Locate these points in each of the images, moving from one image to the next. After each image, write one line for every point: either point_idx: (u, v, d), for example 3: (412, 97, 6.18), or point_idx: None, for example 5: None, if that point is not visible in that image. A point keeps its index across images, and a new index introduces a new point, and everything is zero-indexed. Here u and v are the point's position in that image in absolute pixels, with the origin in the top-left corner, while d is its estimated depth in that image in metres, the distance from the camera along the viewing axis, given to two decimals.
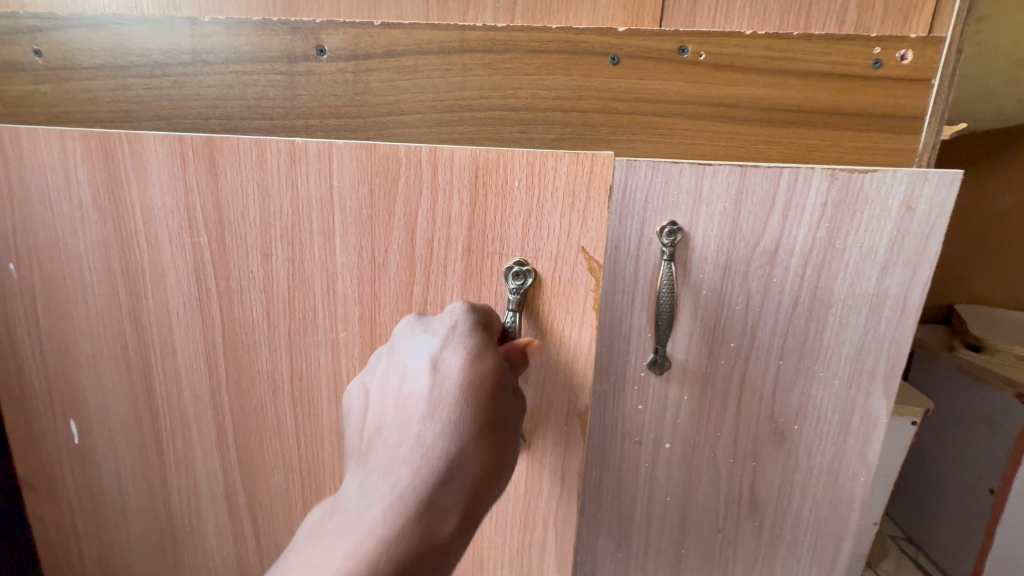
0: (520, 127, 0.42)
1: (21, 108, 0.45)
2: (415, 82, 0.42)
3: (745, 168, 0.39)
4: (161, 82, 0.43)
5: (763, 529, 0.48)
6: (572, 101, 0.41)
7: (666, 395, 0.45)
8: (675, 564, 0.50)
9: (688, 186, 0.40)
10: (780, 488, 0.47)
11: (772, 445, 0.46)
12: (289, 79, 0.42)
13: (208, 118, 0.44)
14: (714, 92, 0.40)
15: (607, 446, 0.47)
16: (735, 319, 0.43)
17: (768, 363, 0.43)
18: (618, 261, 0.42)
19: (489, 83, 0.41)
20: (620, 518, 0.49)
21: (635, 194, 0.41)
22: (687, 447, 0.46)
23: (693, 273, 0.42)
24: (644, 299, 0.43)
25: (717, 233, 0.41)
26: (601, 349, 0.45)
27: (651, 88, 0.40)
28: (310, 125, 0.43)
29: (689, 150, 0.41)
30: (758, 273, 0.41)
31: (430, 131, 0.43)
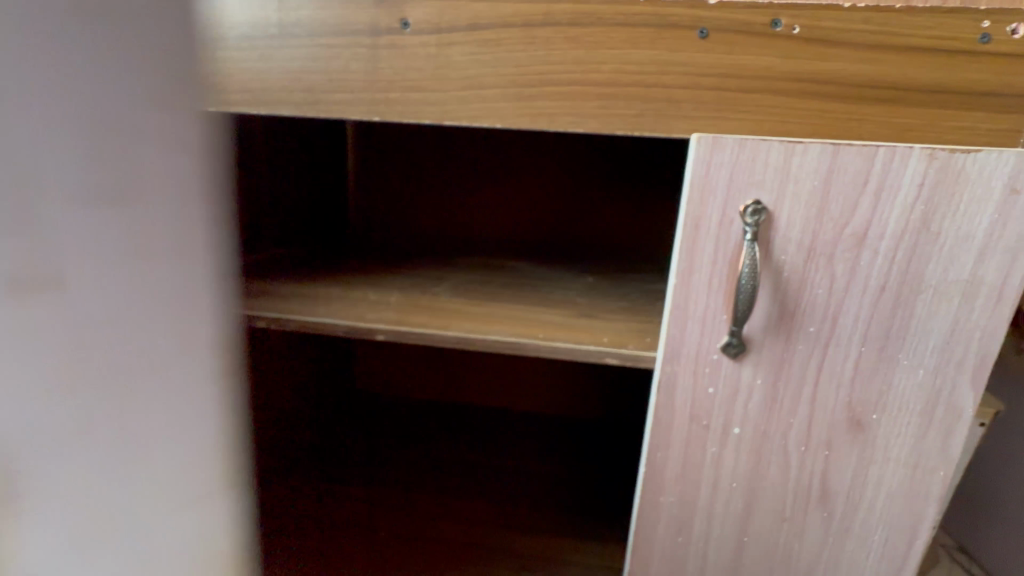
0: (600, 102, 0.41)
1: None
2: (497, 56, 0.41)
3: (838, 146, 0.38)
4: (248, 56, 0.44)
5: (832, 521, 0.47)
6: (656, 76, 0.40)
7: (738, 378, 0.44)
8: (737, 552, 0.49)
9: (775, 164, 0.39)
10: (853, 480, 0.46)
11: (847, 435, 0.44)
12: (372, 52, 0.43)
13: (293, 91, 0.45)
14: (807, 68, 0.39)
15: (673, 429, 0.47)
16: (816, 303, 0.41)
17: (849, 350, 0.42)
18: (697, 241, 0.41)
19: (571, 57, 0.41)
20: (682, 503, 0.49)
21: (719, 172, 0.40)
22: (757, 433, 0.46)
23: (775, 255, 0.41)
24: (722, 280, 0.42)
25: (803, 213, 0.40)
26: (674, 331, 0.44)
27: (740, 63, 0.39)
28: (391, 99, 0.44)
29: (777, 127, 0.40)
30: (845, 256, 0.40)
31: (509, 106, 0.42)
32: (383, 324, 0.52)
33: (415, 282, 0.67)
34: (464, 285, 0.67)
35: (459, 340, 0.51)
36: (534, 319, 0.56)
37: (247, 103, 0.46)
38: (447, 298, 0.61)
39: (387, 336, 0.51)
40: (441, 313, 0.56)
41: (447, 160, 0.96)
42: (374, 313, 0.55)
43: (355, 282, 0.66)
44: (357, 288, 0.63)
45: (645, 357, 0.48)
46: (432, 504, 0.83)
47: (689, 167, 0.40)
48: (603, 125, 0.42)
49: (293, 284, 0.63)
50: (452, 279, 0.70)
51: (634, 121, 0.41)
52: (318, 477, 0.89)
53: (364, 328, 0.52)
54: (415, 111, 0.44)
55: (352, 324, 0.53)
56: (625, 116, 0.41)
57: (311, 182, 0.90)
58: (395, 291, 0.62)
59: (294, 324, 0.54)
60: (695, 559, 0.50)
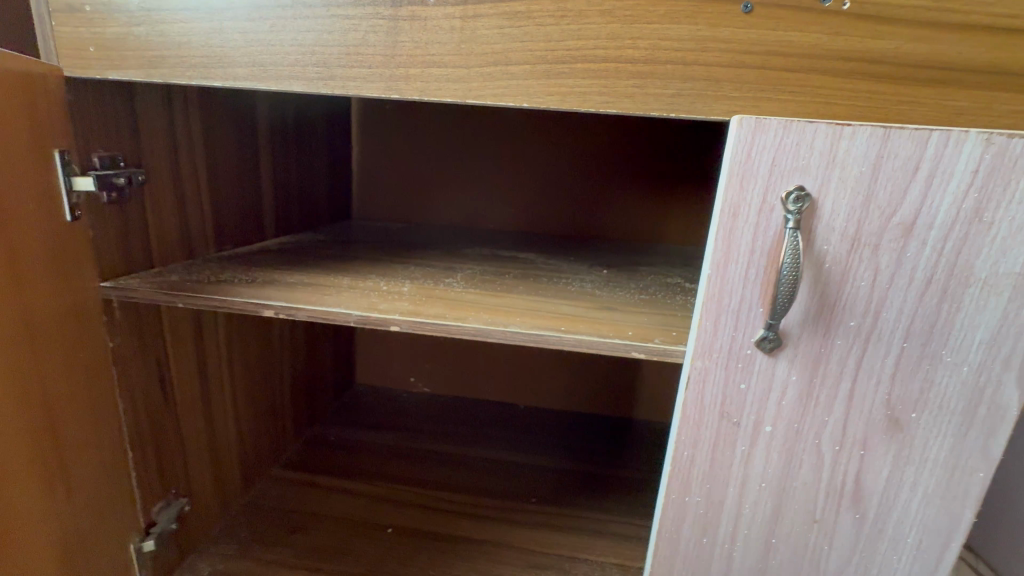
0: (636, 81, 0.39)
1: (113, 51, 0.44)
2: (526, 29, 0.39)
3: (889, 129, 0.36)
4: (258, 27, 0.42)
5: (865, 523, 0.45)
6: (696, 53, 0.38)
7: (772, 375, 0.42)
8: (764, 553, 0.48)
9: (821, 148, 0.37)
10: (887, 481, 0.44)
11: (884, 434, 0.43)
12: (393, 25, 0.40)
13: (306, 65, 0.42)
14: (856, 46, 0.37)
15: (702, 427, 0.45)
16: (858, 296, 0.39)
17: (890, 345, 0.40)
18: (734, 229, 0.39)
19: (605, 32, 0.38)
20: (709, 502, 0.47)
21: (761, 156, 0.37)
22: (790, 431, 0.44)
23: (816, 245, 0.39)
24: (759, 271, 0.40)
25: (849, 201, 0.38)
26: (706, 324, 0.42)
27: (786, 40, 0.37)
28: (412, 75, 0.41)
29: (821, 109, 0.38)
30: (891, 247, 0.38)
31: (537, 84, 0.40)
32: (397, 315, 0.50)
33: (426, 273, 0.65)
34: (476, 276, 0.65)
35: (478, 332, 0.48)
36: (554, 311, 0.54)
37: (256, 78, 0.43)
38: (461, 290, 0.59)
39: (402, 327, 0.49)
40: (456, 304, 0.54)
41: (455, 149, 0.94)
42: (387, 304, 0.52)
43: (364, 271, 0.64)
44: (367, 278, 0.61)
45: (673, 350, 0.46)
46: (439, 501, 0.82)
47: (729, 150, 0.38)
48: (637, 104, 0.40)
49: (300, 273, 0.61)
50: (464, 271, 0.67)
51: (670, 101, 0.39)
52: (321, 473, 0.87)
53: (378, 319, 0.49)
54: (437, 88, 0.41)
55: (364, 314, 0.50)
56: (661, 96, 0.39)
57: (316, 169, 0.87)
58: (406, 282, 0.60)
59: (304, 315, 0.50)
60: (720, 560, 0.48)
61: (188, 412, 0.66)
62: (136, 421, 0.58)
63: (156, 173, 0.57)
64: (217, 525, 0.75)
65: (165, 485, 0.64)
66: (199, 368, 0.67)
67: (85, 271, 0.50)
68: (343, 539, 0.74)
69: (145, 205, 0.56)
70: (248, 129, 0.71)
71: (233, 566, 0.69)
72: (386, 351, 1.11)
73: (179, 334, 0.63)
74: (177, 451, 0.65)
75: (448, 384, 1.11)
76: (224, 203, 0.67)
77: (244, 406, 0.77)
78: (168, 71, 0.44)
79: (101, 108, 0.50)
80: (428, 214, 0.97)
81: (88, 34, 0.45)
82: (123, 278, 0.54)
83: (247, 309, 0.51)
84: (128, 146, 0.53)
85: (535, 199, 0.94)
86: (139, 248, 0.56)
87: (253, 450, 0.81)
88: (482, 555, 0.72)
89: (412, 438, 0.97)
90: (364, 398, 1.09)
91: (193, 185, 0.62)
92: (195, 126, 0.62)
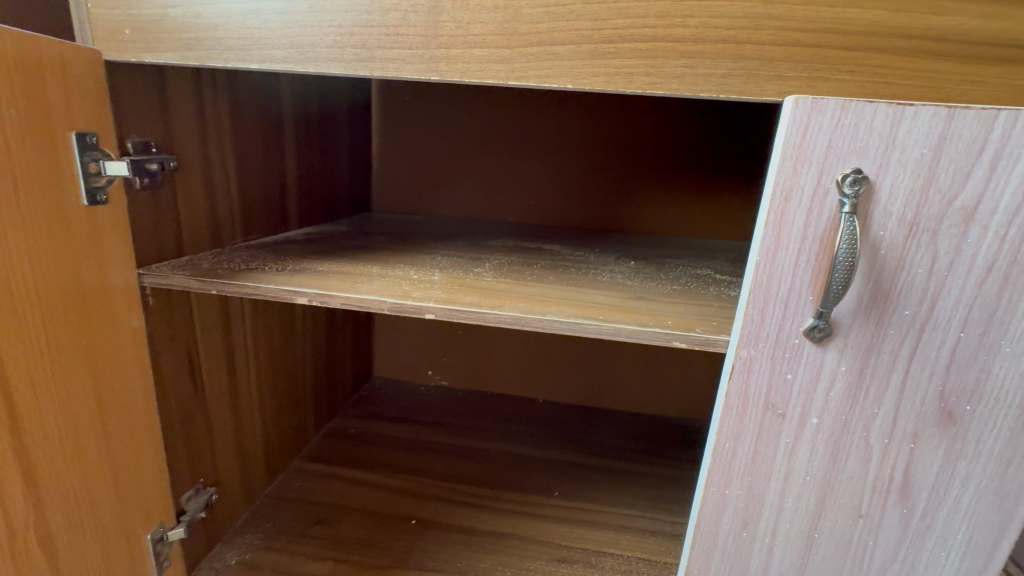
0: (685, 61, 0.38)
1: (149, 34, 0.44)
2: (572, 8, 0.38)
3: (953, 109, 0.35)
4: (296, 8, 0.41)
5: (912, 518, 0.44)
6: (749, 31, 0.37)
7: (821, 365, 0.41)
8: (806, 548, 0.47)
9: (881, 129, 0.35)
10: (938, 475, 0.43)
11: (936, 427, 0.41)
12: (434, 4, 0.39)
13: (345, 47, 0.41)
14: (918, 23, 0.35)
15: (745, 419, 0.44)
16: (915, 284, 0.38)
17: (946, 335, 0.39)
18: (785, 214, 0.38)
19: (655, 10, 0.37)
20: (750, 496, 0.46)
21: (817, 138, 0.36)
22: (837, 423, 0.43)
23: (872, 230, 0.37)
24: (811, 258, 0.38)
25: (909, 184, 0.36)
26: (753, 313, 0.41)
27: (844, 18, 0.36)
28: (453, 56, 0.40)
29: (879, 90, 0.37)
30: (950, 232, 0.37)
31: (582, 65, 0.39)
32: (432, 303, 0.49)
33: (454, 263, 0.64)
34: (504, 267, 0.64)
35: (514, 321, 0.48)
36: (588, 301, 0.53)
37: (293, 61, 0.42)
38: (491, 279, 0.58)
39: (437, 315, 0.48)
40: (489, 293, 0.53)
41: (477, 140, 0.93)
42: (420, 292, 0.51)
43: (391, 261, 0.63)
44: (396, 268, 0.60)
45: (715, 340, 0.45)
46: (462, 494, 0.81)
47: (782, 132, 0.37)
48: (686, 86, 0.38)
49: (329, 262, 0.61)
50: (491, 261, 0.67)
51: (720, 82, 0.38)
52: (343, 465, 0.87)
53: (413, 307, 0.49)
54: (478, 69, 0.40)
55: (398, 302, 0.49)
56: (711, 76, 0.38)
57: (338, 160, 0.87)
58: (436, 272, 0.60)
59: (338, 302, 0.50)
60: (759, 555, 0.47)
61: (214, 402, 0.66)
62: (166, 410, 0.58)
63: (186, 161, 0.57)
64: (241, 516, 0.74)
65: (193, 474, 0.64)
66: (225, 357, 0.67)
67: (126, 257, 0.49)
68: (368, 532, 0.73)
69: (175, 193, 0.56)
70: (273, 118, 0.70)
71: (259, 557, 0.69)
72: (404, 344, 1.11)
73: (207, 323, 0.63)
74: (204, 440, 0.65)
75: (466, 377, 1.10)
76: (250, 192, 0.67)
77: (267, 397, 0.77)
78: (205, 54, 0.43)
79: (134, 93, 0.50)
80: (448, 206, 0.97)
81: (124, 17, 0.44)
82: (154, 265, 0.53)
83: (279, 297, 0.51)
84: (160, 132, 0.53)
85: (557, 190, 0.92)
86: (169, 236, 0.56)
87: (276, 441, 0.81)
88: (508, 548, 0.72)
89: (431, 432, 0.96)
90: (382, 391, 1.09)
91: (221, 173, 0.62)
92: (224, 113, 0.61)
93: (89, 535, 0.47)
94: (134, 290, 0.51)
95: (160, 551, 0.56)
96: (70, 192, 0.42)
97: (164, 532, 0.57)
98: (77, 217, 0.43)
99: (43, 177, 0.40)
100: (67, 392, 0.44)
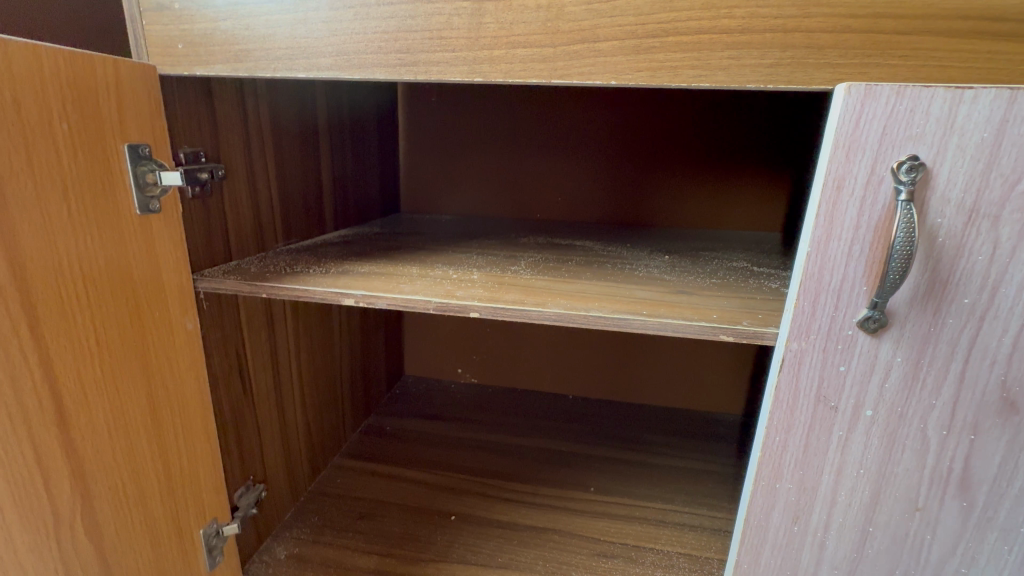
0: (731, 53, 0.38)
1: (202, 47, 0.46)
2: (616, 5, 0.38)
3: (1016, 91, 0.34)
4: (341, 16, 0.42)
5: (972, 512, 0.43)
6: (797, 20, 0.36)
7: (876, 356, 0.40)
8: (859, 542, 0.46)
9: (938, 114, 0.35)
10: (1000, 467, 0.41)
11: (998, 418, 0.40)
12: (477, 7, 0.40)
13: (390, 52, 0.42)
14: (976, 3, 0.35)
15: (796, 411, 0.43)
16: (974, 272, 0.37)
17: (1008, 324, 0.38)
18: (837, 204, 0.37)
19: (700, 3, 0.37)
20: (801, 490, 0.45)
21: (870, 125, 0.35)
22: (892, 415, 0.42)
23: (929, 218, 0.37)
24: (865, 248, 0.38)
25: (968, 170, 0.35)
26: (804, 304, 0.40)
27: (897, 0, 0.35)
28: (496, 57, 0.41)
29: (935, 73, 0.36)
30: (1012, 218, 0.36)
31: (626, 61, 0.39)
32: (476, 302, 0.50)
33: (490, 262, 0.65)
34: (540, 264, 0.65)
35: (559, 317, 0.48)
36: (629, 296, 0.53)
37: (339, 68, 0.43)
38: (529, 277, 0.59)
39: (481, 313, 0.49)
40: (529, 290, 0.53)
41: (504, 139, 0.93)
42: (463, 292, 0.52)
43: (428, 261, 0.64)
44: (434, 268, 0.61)
45: (762, 332, 0.45)
46: (500, 490, 0.82)
47: (833, 120, 0.36)
48: (732, 77, 0.38)
49: (370, 264, 0.62)
50: (526, 259, 0.67)
51: (768, 72, 0.38)
52: (381, 462, 0.88)
53: (457, 305, 0.49)
54: (522, 69, 0.40)
55: (443, 301, 0.50)
56: (759, 67, 0.38)
57: (368, 165, 0.88)
58: (474, 271, 0.60)
59: (384, 302, 0.51)
60: (811, 549, 0.47)
61: (261, 402, 0.68)
62: (219, 409, 0.60)
63: (232, 170, 0.59)
64: (288, 512, 0.77)
65: (244, 471, 0.66)
66: (270, 357, 0.70)
67: (181, 264, 0.51)
68: (410, 527, 0.75)
69: (223, 201, 0.58)
70: (309, 124, 0.72)
71: (307, 552, 0.71)
72: (434, 343, 1.12)
73: (253, 326, 0.66)
74: (253, 438, 0.67)
75: (496, 374, 1.12)
76: (289, 198, 0.69)
77: (309, 396, 0.80)
78: (254, 65, 0.45)
79: (186, 106, 0.52)
80: (474, 206, 0.97)
81: (177, 32, 0.46)
82: (206, 270, 0.56)
83: (327, 299, 0.52)
84: (209, 142, 0.55)
85: (586, 186, 0.92)
86: (219, 243, 0.58)
87: (317, 439, 0.83)
88: (550, 543, 0.72)
89: (465, 429, 0.97)
90: (415, 389, 1.11)
91: (263, 179, 0.64)
92: (264, 121, 0.63)
93: (145, 531, 0.48)
94: (189, 295, 0.52)
95: (216, 545, 0.58)
96: (123, 203, 0.43)
97: (218, 527, 0.58)
98: (131, 226, 0.45)
99: (95, 188, 0.41)
100: (123, 392, 0.45)
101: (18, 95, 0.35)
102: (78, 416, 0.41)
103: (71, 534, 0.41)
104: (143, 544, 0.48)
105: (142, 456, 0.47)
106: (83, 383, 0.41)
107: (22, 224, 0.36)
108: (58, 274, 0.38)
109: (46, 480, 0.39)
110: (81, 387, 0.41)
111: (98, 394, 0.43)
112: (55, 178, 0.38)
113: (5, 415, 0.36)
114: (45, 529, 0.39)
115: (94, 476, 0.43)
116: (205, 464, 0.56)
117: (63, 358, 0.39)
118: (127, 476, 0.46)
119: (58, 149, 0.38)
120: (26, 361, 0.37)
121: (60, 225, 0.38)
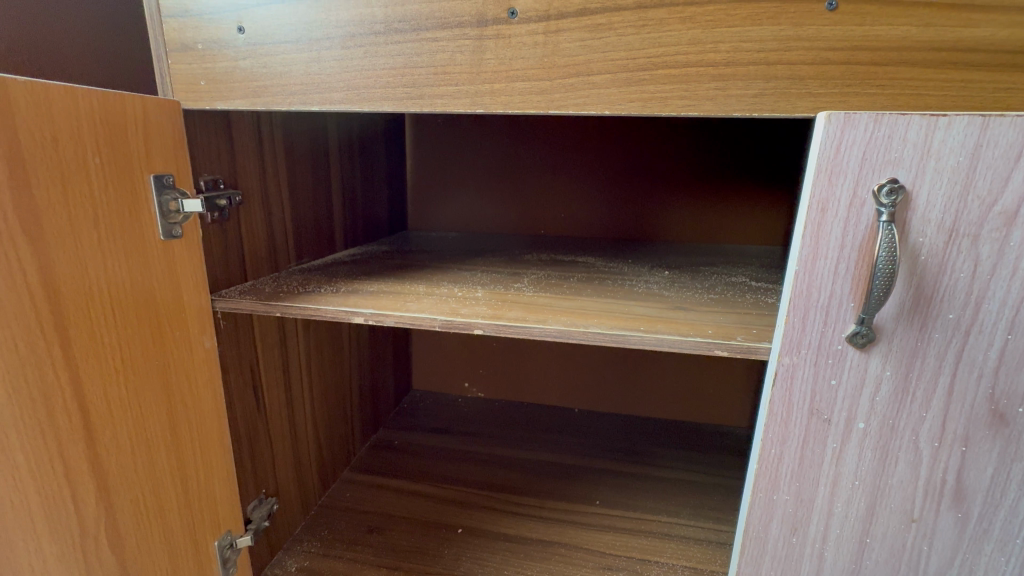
0: (718, 84, 0.40)
1: (222, 83, 0.49)
2: (608, 41, 0.40)
3: (988, 118, 0.36)
4: (352, 54, 0.45)
5: (968, 523, 0.44)
6: (779, 53, 0.39)
7: (865, 370, 0.42)
8: (858, 553, 0.47)
9: (914, 140, 0.37)
10: (992, 479, 0.42)
11: (988, 429, 0.41)
12: (478, 44, 0.42)
13: (396, 86, 0.45)
14: (947, 36, 0.37)
15: (791, 424, 0.44)
16: (957, 289, 0.39)
17: (993, 338, 0.39)
18: (823, 225, 0.39)
19: (686, 38, 0.39)
20: (798, 502, 0.46)
21: (850, 151, 0.37)
22: (885, 427, 0.43)
23: (911, 237, 0.38)
24: (850, 266, 0.39)
25: (946, 191, 0.37)
26: (795, 320, 0.42)
27: (873, 34, 0.37)
28: (496, 90, 0.43)
29: (912, 101, 0.38)
30: (991, 236, 0.37)
31: (619, 92, 0.41)
32: (480, 319, 0.52)
33: (494, 279, 0.67)
34: (543, 281, 0.67)
35: (559, 334, 0.50)
36: (629, 312, 0.55)
37: (350, 102, 0.46)
38: (532, 294, 0.61)
39: (485, 330, 0.51)
40: (531, 308, 0.55)
41: (507, 159, 0.96)
42: (467, 309, 0.54)
43: (435, 279, 0.67)
44: (440, 286, 0.64)
45: (757, 347, 0.47)
46: (507, 504, 0.83)
47: (815, 145, 0.38)
48: (719, 106, 0.40)
49: (378, 283, 0.64)
50: (529, 275, 0.69)
51: (753, 101, 0.40)
52: (388, 475, 0.90)
53: (461, 323, 0.52)
54: (521, 101, 0.43)
55: (448, 318, 0.52)
56: (744, 97, 0.40)
57: (377, 187, 0.92)
58: (478, 288, 0.63)
59: (392, 320, 0.53)
60: (810, 559, 0.48)
61: (274, 416, 0.71)
62: (234, 423, 0.63)
63: (248, 194, 0.62)
64: (299, 524, 0.78)
65: (257, 484, 0.68)
66: (281, 371, 0.72)
67: (199, 285, 0.53)
68: (418, 540, 0.76)
69: (240, 224, 0.61)
70: (319, 149, 0.75)
71: (318, 564, 0.72)
72: (441, 358, 1.14)
73: (266, 342, 0.68)
74: (264, 450, 0.69)
75: (502, 388, 1.13)
76: (301, 219, 0.72)
77: (319, 409, 0.82)
78: (270, 99, 0.48)
79: (205, 138, 0.55)
80: (479, 223, 1.00)
81: (199, 70, 0.49)
82: (223, 291, 0.58)
83: (338, 317, 0.55)
84: (227, 169, 0.58)
85: (588, 204, 0.95)
86: (235, 264, 0.61)
87: (327, 452, 0.85)
88: (555, 557, 0.73)
89: (471, 442, 0.99)
90: (422, 403, 1.13)
91: (277, 201, 0.67)
92: (278, 148, 0.67)
93: (164, 542, 0.50)
94: (208, 315, 0.55)
95: (230, 557, 0.60)
96: (148, 229, 0.46)
97: (233, 539, 0.60)
98: (155, 251, 0.47)
99: (122, 216, 0.44)
100: (145, 408, 0.47)
101: (57, 133, 0.38)
102: (104, 433, 0.43)
103: (97, 543, 0.43)
104: (161, 555, 0.50)
105: (161, 468, 0.50)
106: (108, 400, 0.44)
107: (56, 252, 0.38)
108: (88, 296, 0.41)
109: (74, 493, 0.41)
110: (107, 404, 0.44)
111: (122, 409, 0.45)
112: (87, 208, 0.41)
113: (37, 432, 0.38)
114: (72, 539, 0.41)
115: (117, 490, 0.45)
116: (221, 477, 0.58)
117: (90, 376, 0.42)
118: (147, 488, 0.48)
119: (91, 182, 0.41)
120: (57, 380, 0.39)
121: (90, 252, 0.41)
